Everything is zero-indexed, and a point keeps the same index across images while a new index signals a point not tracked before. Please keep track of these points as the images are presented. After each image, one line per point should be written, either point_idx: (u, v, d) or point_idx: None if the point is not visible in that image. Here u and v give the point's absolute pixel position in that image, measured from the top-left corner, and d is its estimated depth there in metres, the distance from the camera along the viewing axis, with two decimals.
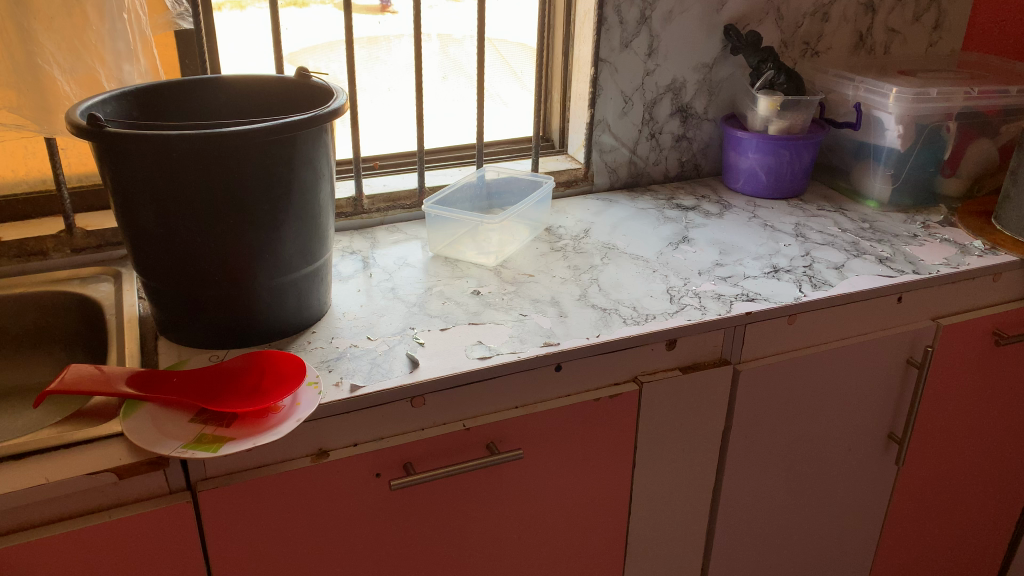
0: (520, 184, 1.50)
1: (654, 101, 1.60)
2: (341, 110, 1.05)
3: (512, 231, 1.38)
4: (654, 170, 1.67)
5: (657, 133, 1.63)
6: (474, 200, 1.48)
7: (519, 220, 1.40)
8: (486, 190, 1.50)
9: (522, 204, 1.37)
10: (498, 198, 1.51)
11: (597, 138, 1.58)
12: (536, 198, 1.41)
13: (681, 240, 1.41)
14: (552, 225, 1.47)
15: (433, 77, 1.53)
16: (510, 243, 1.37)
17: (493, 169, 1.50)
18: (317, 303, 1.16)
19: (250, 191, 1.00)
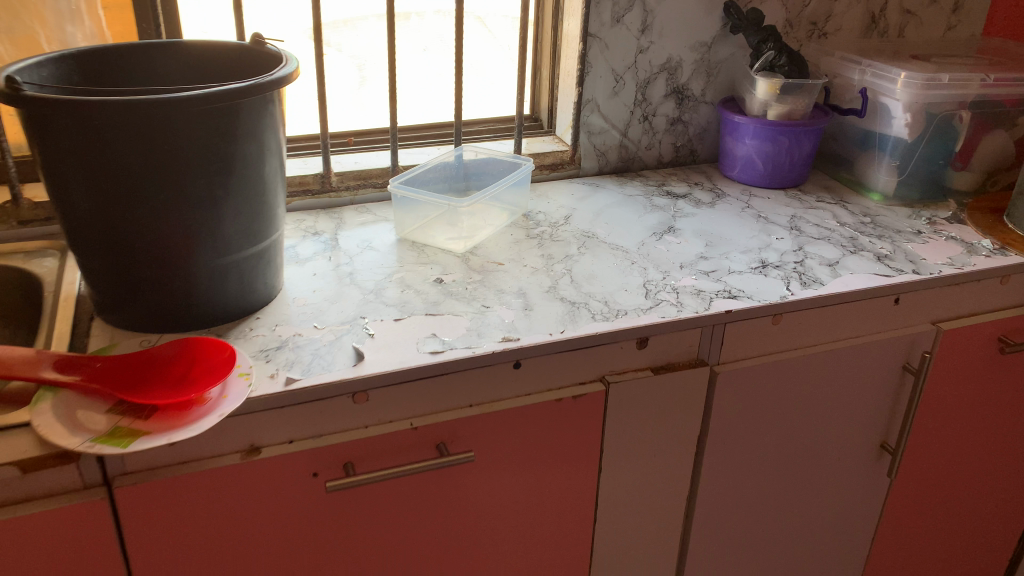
0: (497, 168, 1.43)
1: (648, 81, 1.51)
2: (286, 79, 0.97)
3: (487, 215, 1.31)
4: (647, 155, 1.58)
5: (650, 115, 1.54)
6: (449, 179, 1.42)
7: (493, 204, 1.32)
8: (462, 170, 1.44)
9: (497, 188, 1.29)
10: (474, 180, 1.45)
11: (585, 119, 1.50)
12: (513, 181, 1.32)
13: (666, 230, 1.33)
14: (531, 210, 1.39)
15: (411, 48, 1.44)
16: (484, 229, 1.29)
17: (471, 149, 1.42)
18: (266, 287, 1.09)
19: (185, 165, 0.92)
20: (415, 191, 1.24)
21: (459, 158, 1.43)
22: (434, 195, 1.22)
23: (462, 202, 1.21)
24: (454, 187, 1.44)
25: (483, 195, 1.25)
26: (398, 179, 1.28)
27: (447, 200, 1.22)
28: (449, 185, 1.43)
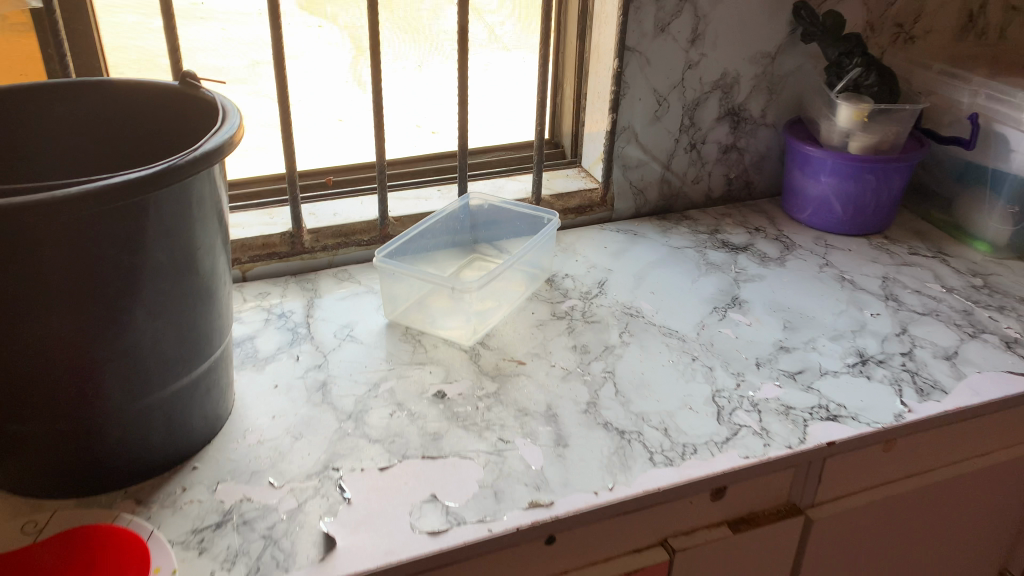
0: (513, 221, 1.16)
1: (697, 102, 1.21)
2: (216, 152, 0.69)
3: (504, 290, 1.01)
4: (694, 190, 1.29)
5: (699, 143, 1.25)
6: (450, 232, 1.14)
7: (516, 273, 1.02)
8: (468, 221, 1.16)
9: (517, 257, 1.00)
10: (483, 231, 1.18)
11: (620, 151, 1.21)
12: (537, 242, 1.04)
13: (730, 303, 1.05)
14: (557, 274, 1.10)
15: (398, 59, 1.14)
16: (500, 308, 1.00)
17: (478, 198, 1.15)
18: (209, 420, 0.80)
19: (50, 286, 0.62)
20: (408, 270, 0.95)
21: (465, 205, 1.15)
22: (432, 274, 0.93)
23: (471, 284, 0.93)
24: (457, 241, 1.16)
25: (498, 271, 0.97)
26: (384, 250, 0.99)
27: (450, 280, 0.94)
28: (451, 238, 1.15)
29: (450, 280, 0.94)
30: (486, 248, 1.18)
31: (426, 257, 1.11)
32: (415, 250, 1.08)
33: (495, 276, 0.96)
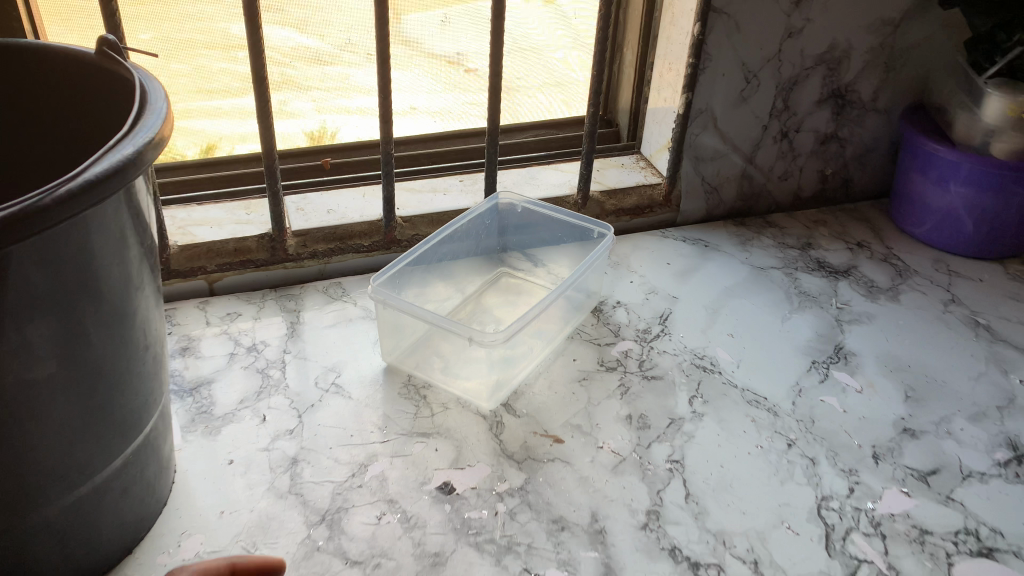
0: (553, 228, 0.92)
1: (795, 79, 0.95)
2: (109, 176, 0.45)
3: (537, 334, 0.77)
4: (779, 189, 1.04)
5: (791, 131, 0.99)
6: (472, 237, 0.90)
7: (558, 310, 0.78)
8: (496, 224, 0.92)
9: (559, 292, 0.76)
10: (515, 236, 0.93)
11: (692, 139, 0.95)
12: (584, 267, 0.79)
13: (831, 355, 0.80)
14: (606, 304, 0.86)
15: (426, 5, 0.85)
16: (533, 354, 0.77)
17: (511, 195, 0.90)
18: (129, 525, 0.59)
19: None
20: (410, 309, 0.71)
21: (494, 203, 0.90)
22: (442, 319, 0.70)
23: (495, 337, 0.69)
24: (482, 249, 0.92)
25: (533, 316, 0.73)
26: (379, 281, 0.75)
27: (462, 326, 0.70)
28: (474, 245, 0.91)
29: (461, 326, 0.70)
30: (518, 258, 0.93)
31: (439, 271, 0.87)
32: (425, 266, 0.85)
33: (528, 322, 0.72)
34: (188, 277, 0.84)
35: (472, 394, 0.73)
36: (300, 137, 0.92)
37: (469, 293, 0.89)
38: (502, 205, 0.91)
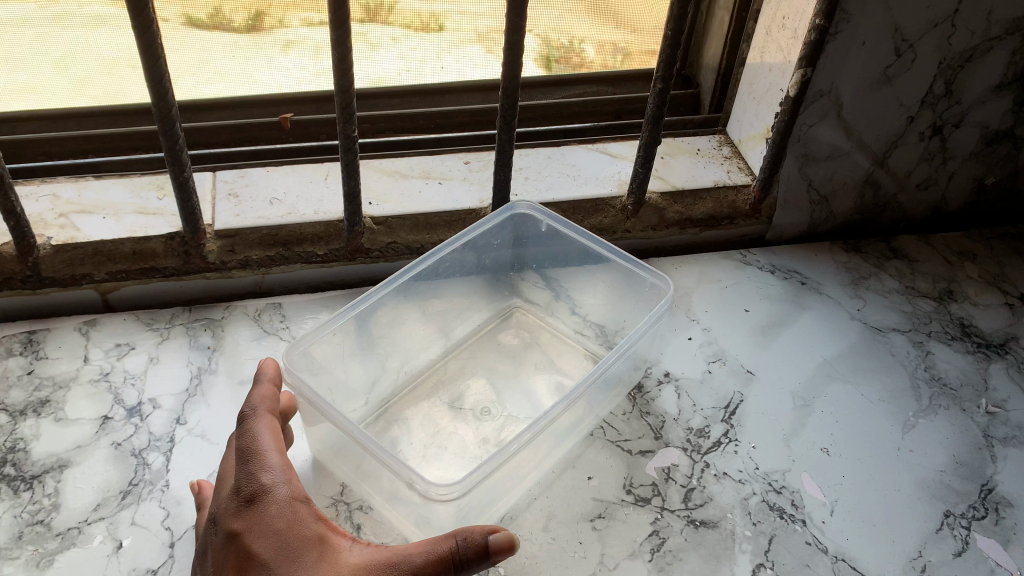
0: (586, 258, 0.65)
1: (970, 53, 0.63)
2: None
3: (537, 451, 0.52)
4: (915, 200, 0.74)
5: (949, 125, 0.68)
6: (467, 257, 0.65)
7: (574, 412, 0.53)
8: (513, 233, 0.66)
9: (567, 400, 0.50)
10: (536, 248, 0.67)
11: (801, 131, 0.66)
12: (620, 351, 0.53)
13: (975, 506, 0.54)
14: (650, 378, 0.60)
15: None
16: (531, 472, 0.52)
17: (527, 202, 0.64)
18: None
19: None
20: (330, 411, 0.48)
21: (500, 214, 0.64)
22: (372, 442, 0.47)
23: (443, 488, 0.45)
24: (485, 270, 0.67)
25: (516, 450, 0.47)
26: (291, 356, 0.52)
27: (397, 462, 0.46)
28: (472, 263, 0.66)
29: (394, 460, 0.46)
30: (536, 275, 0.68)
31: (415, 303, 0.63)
32: (390, 305, 0.61)
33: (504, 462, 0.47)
34: (69, 286, 0.60)
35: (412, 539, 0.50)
36: (356, 9, 0.62)
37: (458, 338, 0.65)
38: (515, 216, 0.65)
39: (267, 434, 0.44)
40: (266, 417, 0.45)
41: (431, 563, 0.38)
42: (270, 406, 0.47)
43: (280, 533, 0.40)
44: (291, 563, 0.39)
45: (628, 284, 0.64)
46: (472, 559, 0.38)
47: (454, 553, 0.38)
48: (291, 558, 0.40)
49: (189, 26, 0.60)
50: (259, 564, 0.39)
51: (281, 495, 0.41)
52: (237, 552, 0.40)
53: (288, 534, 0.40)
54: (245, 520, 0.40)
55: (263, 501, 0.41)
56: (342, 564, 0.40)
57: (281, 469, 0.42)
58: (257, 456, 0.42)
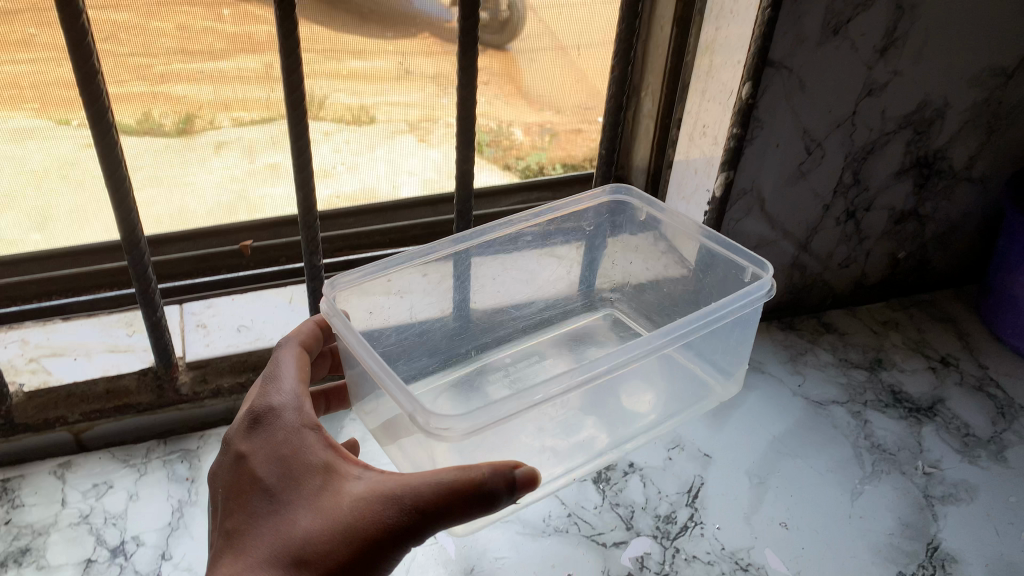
0: (661, 247, 0.67)
1: (872, 146, 0.71)
2: None
3: (613, 426, 0.56)
4: (839, 278, 0.80)
5: (860, 210, 0.75)
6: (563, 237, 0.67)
7: (640, 394, 0.57)
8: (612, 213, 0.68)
9: (606, 365, 0.48)
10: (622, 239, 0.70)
11: (731, 225, 0.72)
12: (680, 337, 0.52)
13: (925, 565, 0.58)
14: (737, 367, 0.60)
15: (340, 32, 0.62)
16: (598, 441, 0.56)
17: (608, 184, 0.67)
18: None
19: None
20: (359, 345, 0.47)
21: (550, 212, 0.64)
22: (387, 373, 0.45)
23: (446, 427, 0.43)
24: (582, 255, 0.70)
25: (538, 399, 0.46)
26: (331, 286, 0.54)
27: (402, 398, 0.44)
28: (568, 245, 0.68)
29: (401, 396, 0.44)
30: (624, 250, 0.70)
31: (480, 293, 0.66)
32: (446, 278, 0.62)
33: (516, 412, 0.45)
34: (44, 429, 0.62)
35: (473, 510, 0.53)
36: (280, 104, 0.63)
37: (536, 360, 0.69)
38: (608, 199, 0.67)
39: (294, 372, 0.48)
40: (292, 349, 0.50)
41: (442, 491, 0.40)
42: (302, 341, 0.51)
43: (286, 459, 0.44)
44: (294, 488, 0.43)
45: (687, 259, 0.65)
46: (495, 486, 0.40)
47: (475, 484, 0.40)
48: (295, 481, 0.43)
49: (166, 158, 0.63)
50: (264, 488, 0.43)
51: (290, 424, 0.45)
52: (244, 475, 0.44)
53: (295, 463, 0.44)
54: (255, 444, 0.45)
55: (273, 428, 0.45)
56: (342, 492, 0.43)
57: (295, 399, 0.46)
58: (276, 385, 0.47)
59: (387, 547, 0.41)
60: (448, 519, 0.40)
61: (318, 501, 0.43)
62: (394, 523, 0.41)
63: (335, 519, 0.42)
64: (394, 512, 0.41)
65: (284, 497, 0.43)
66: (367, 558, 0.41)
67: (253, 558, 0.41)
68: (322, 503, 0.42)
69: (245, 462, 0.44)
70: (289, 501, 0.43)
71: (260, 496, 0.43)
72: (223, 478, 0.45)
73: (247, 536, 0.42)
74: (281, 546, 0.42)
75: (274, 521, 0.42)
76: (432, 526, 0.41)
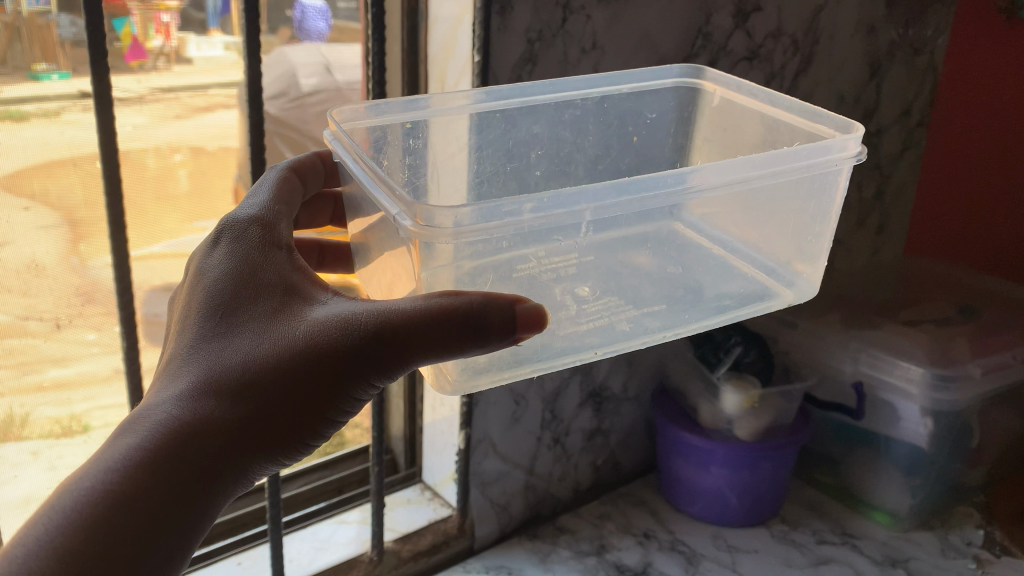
0: (719, 129, 0.81)
1: (559, 392, 0.99)
2: None
3: (650, 309, 0.64)
4: (560, 488, 1.06)
5: (562, 436, 1.02)
6: (611, 129, 0.80)
7: (725, 284, 0.68)
8: (673, 101, 0.82)
9: (618, 196, 0.56)
10: (427, 145, 0.71)
11: (476, 467, 0.95)
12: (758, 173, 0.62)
13: None
14: (801, 269, 0.69)
15: None
16: (628, 310, 0.64)
17: (402, 98, 0.68)
18: None
19: None
20: (365, 169, 0.57)
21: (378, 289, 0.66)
22: (393, 194, 0.53)
23: (433, 223, 0.50)
24: (633, 149, 0.83)
25: (527, 221, 0.53)
26: (347, 107, 0.66)
27: (402, 210, 0.52)
28: (616, 130, 0.80)
29: (403, 211, 0.52)
30: (677, 137, 0.84)
31: (534, 153, 0.77)
32: (499, 128, 0.74)
33: (527, 222, 0.53)
34: None
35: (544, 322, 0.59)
36: None
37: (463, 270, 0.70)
38: (403, 124, 0.69)
39: (263, 207, 0.62)
40: (271, 177, 0.67)
41: (409, 314, 0.51)
42: (281, 177, 0.68)
43: (248, 279, 0.56)
44: (253, 303, 0.55)
45: (746, 129, 0.78)
46: (483, 311, 0.50)
47: (455, 308, 0.50)
48: (252, 302, 0.55)
49: None
50: (223, 300, 0.55)
51: (254, 249, 0.58)
52: (208, 286, 0.56)
53: (258, 282, 0.56)
54: (225, 255, 0.58)
55: (240, 248, 0.58)
56: (297, 316, 0.54)
57: (267, 224, 0.60)
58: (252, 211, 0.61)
59: (336, 365, 0.52)
60: (404, 337, 0.51)
61: (266, 327, 0.53)
62: (346, 343, 0.52)
63: (284, 340, 0.52)
64: (353, 334, 0.52)
65: (238, 316, 0.54)
66: (299, 374, 0.52)
67: (197, 366, 0.52)
68: (271, 328, 0.53)
69: (204, 279, 0.57)
70: (247, 315, 0.54)
71: (221, 305, 0.55)
72: (189, 292, 0.58)
73: (196, 349, 0.53)
74: (222, 362, 0.52)
75: (215, 347, 0.53)
76: (371, 343, 0.51)
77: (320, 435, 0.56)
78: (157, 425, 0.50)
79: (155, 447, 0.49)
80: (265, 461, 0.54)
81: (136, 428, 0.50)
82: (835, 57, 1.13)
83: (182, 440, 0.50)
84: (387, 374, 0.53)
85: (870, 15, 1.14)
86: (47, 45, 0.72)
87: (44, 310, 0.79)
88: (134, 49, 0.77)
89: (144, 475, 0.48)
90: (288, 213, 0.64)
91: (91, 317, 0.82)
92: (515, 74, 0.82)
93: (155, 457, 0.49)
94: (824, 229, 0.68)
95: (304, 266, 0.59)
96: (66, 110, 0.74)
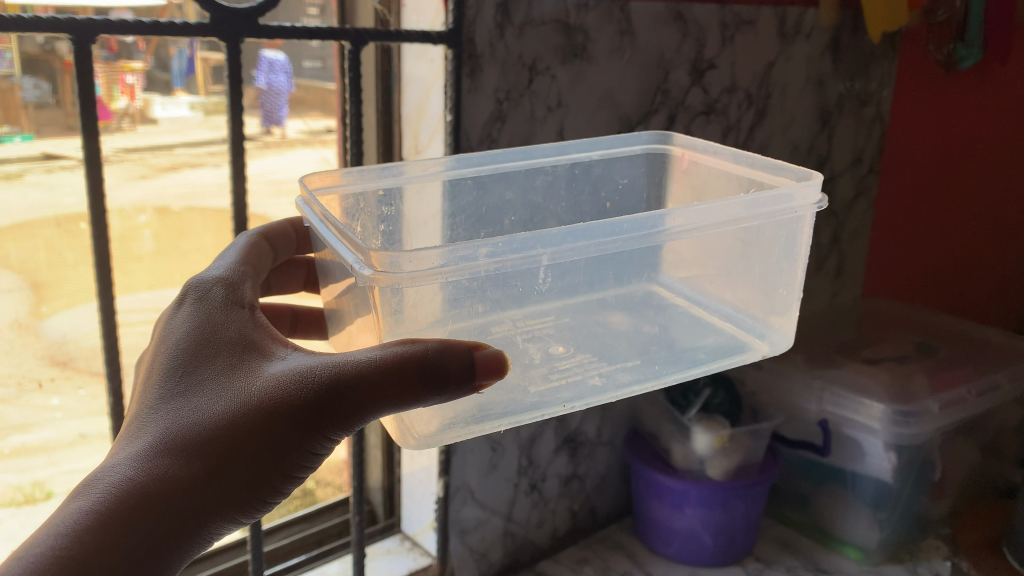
0: (689, 195, 0.85)
1: (534, 438, 1.01)
2: None
3: (623, 364, 0.67)
4: (538, 535, 1.07)
5: (538, 482, 1.04)
6: (583, 194, 0.84)
7: (705, 336, 0.71)
8: (644, 167, 0.87)
9: (573, 241, 0.59)
10: (402, 208, 0.74)
11: (454, 516, 0.96)
12: (716, 227, 0.66)
13: None
14: (772, 321, 0.72)
15: None
16: (600, 365, 0.66)
17: (377, 164, 0.72)
18: None
19: None
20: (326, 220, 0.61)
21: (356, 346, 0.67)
22: (354, 242, 0.55)
23: (392, 266, 0.53)
24: (607, 215, 0.86)
25: (484, 265, 0.57)
26: (316, 175, 0.68)
27: (361, 259, 0.54)
28: (591, 195, 0.85)
29: (363, 261, 0.54)
30: (652, 203, 0.88)
31: (507, 219, 0.81)
32: (474, 193, 0.78)
33: (483, 266, 0.56)
34: None
35: (512, 381, 0.62)
36: None
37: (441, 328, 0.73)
38: (380, 192, 0.73)
39: (228, 269, 0.66)
40: (241, 242, 0.72)
41: (365, 364, 0.53)
42: (253, 242, 0.73)
43: (210, 339, 0.59)
44: (213, 361, 0.57)
45: (714, 190, 0.82)
46: (437, 357, 0.52)
47: (408, 357, 0.52)
48: (212, 361, 0.57)
49: None
50: (184, 359, 0.58)
51: (217, 311, 0.61)
52: (171, 346, 0.59)
53: (219, 340, 0.59)
54: (188, 316, 0.61)
55: (203, 309, 0.61)
56: (256, 372, 0.56)
57: (230, 287, 0.64)
58: (216, 275, 0.65)
59: (293, 418, 0.54)
60: (361, 387, 0.53)
61: (224, 384, 0.56)
62: (301, 397, 0.54)
63: (242, 395, 0.55)
64: (308, 388, 0.54)
65: (198, 375, 0.57)
66: (256, 429, 0.54)
67: (155, 425, 0.54)
68: (229, 384, 0.55)
69: (169, 340, 0.60)
70: (206, 372, 0.57)
71: (182, 364, 0.57)
72: (154, 352, 0.61)
73: (156, 408, 0.56)
74: (181, 420, 0.54)
75: (174, 405, 0.55)
76: (324, 396, 0.54)
77: (280, 492, 0.58)
78: (110, 487, 0.51)
79: (108, 509, 0.50)
80: (222, 521, 0.55)
81: (90, 492, 0.51)
82: (787, 110, 1.19)
83: (135, 498, 0.51)
84: (345, 426, 0.55)
85: (819, 69, 1.21)
86: (10, 109, 0.74)
87: (14, 373, 0.80)
88: (101, 111, 0.79)
89: (95, 535, 0.49)
90: (250, 277, 0.67)
91: (66, 381, 0.83)
92: (486, 132, 0.86)
93: (107, 519, 0.50)
94: (792, 279, 0.72)
95: (266, 324, 0.62)
96: (28, 172, 0.77)
